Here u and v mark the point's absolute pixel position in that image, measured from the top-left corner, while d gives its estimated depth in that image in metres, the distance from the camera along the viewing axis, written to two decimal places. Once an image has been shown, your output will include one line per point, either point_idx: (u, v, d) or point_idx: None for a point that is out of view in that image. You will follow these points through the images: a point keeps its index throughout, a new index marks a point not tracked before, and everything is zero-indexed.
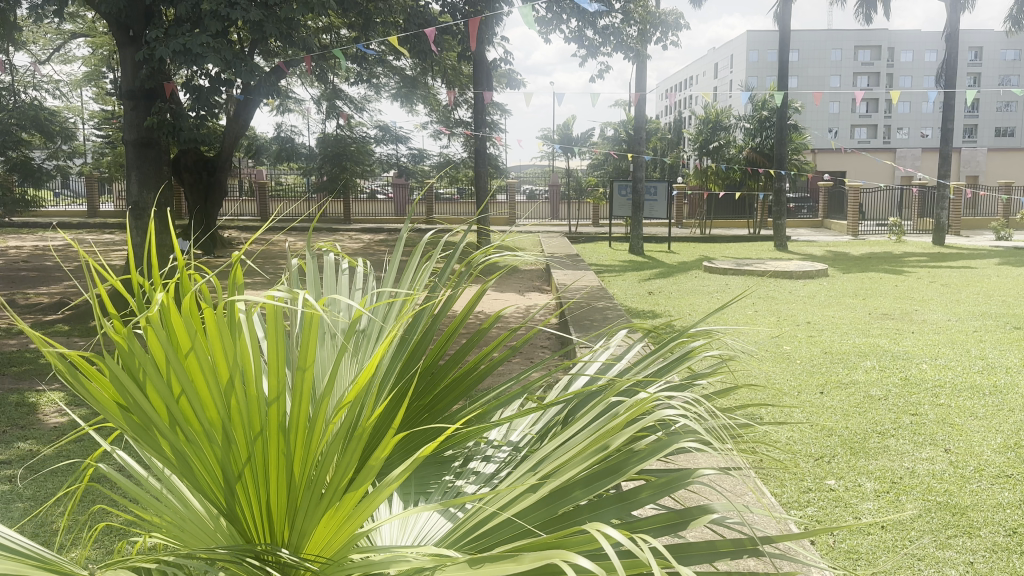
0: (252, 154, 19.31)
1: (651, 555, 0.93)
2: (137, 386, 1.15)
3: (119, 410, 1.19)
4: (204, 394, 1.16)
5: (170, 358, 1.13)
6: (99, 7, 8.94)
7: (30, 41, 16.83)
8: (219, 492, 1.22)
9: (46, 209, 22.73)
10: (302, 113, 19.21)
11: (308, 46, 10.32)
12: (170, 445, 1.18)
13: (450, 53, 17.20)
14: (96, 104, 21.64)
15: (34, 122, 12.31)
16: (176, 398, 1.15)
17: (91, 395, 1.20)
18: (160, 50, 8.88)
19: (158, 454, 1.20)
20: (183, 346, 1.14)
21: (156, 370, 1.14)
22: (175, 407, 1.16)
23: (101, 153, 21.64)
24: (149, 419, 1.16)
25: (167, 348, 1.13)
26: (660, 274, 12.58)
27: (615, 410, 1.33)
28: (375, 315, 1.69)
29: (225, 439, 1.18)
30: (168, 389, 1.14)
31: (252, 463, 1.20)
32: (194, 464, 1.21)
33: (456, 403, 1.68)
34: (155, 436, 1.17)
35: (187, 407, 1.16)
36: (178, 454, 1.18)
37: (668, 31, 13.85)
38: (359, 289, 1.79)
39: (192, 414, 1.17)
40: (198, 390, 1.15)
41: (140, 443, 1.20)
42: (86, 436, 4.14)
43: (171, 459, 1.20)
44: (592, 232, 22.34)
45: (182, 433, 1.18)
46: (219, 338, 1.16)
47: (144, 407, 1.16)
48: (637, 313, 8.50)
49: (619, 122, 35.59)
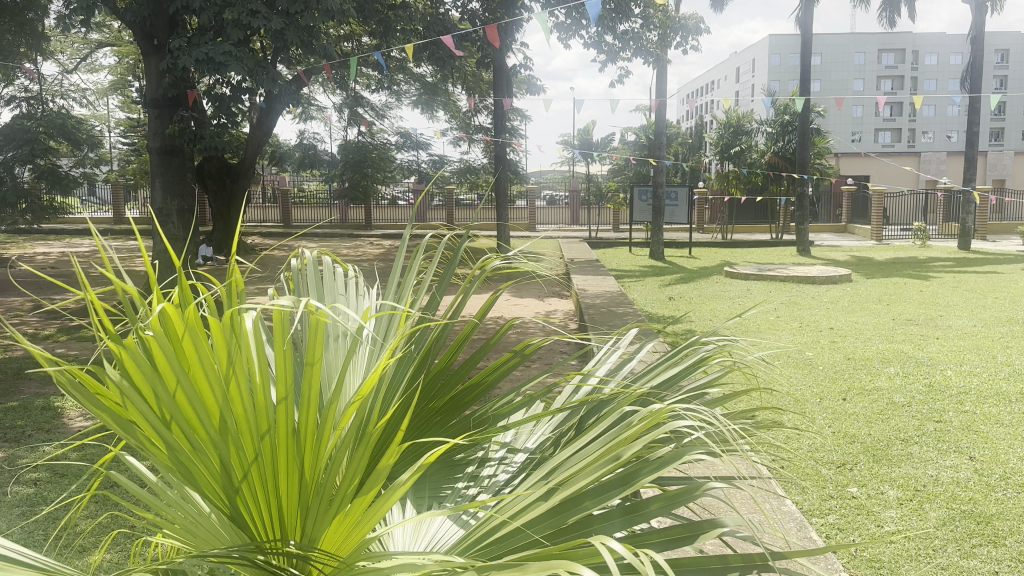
0: (275, 161, 19.52)
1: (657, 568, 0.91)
2: (140, 395, 1.15)
3: (122, 419, 1.19)
4: (207, 401, 1.16)
5: (174, 366, 1.13)
6: (124, 17, 9.10)
7: (58, 51, 17.16)
8: (225, 499, 1.22)
9: (74, 216, 23.13)
10: (324, 120, 19.40)
11: (329, 53, 10.40)
12: (175, 453, 1.18)
13: (471, 60, 17.27)
14: (122, 112, 21.98)
15: (61, 130, 12.52)
16: (179, 404, 1.15)
17: (94, 407, 1.20)
18: (183, 59, 9.00)
19: (164, 462, 1.20)
20: (189, 356, 1.14)
21: (160, 377, 1.14)
22: (181, 415, 1.16)
23: (127, 160, 21.97)
24: (155, 429, 1.17)
25: (171, 358, 1.13)
26: (682, 279, 12.55)
27: (629, 420, 1.32)
28: (380, 323, 1.68)
29: (232, 446, 1.18)
30: (172, 397, 1.14)
31: (259, 471, 1.21)
32: (200, 470, 1.20)
33: (469, 408, 1.68)
34: (163, 447, 1.18)
35: (190, 414, 1.16)
36: (185, 461, 1.18)
37: (689, 36, 13.80)
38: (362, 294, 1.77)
39: (196, 421, 1.16)
40: (200, 397, 1.15)
41: (147, 453, 1.20)
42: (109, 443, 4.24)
43: (176, 465, 1.20)
44: (612, 237, 22.32)
45: (186, 440, 1.18)
46: (225, 349, 1.16)
47: (148, 414, 1.16)
48: (657, 319, 8.48)
49: (640, 127, 35.58)
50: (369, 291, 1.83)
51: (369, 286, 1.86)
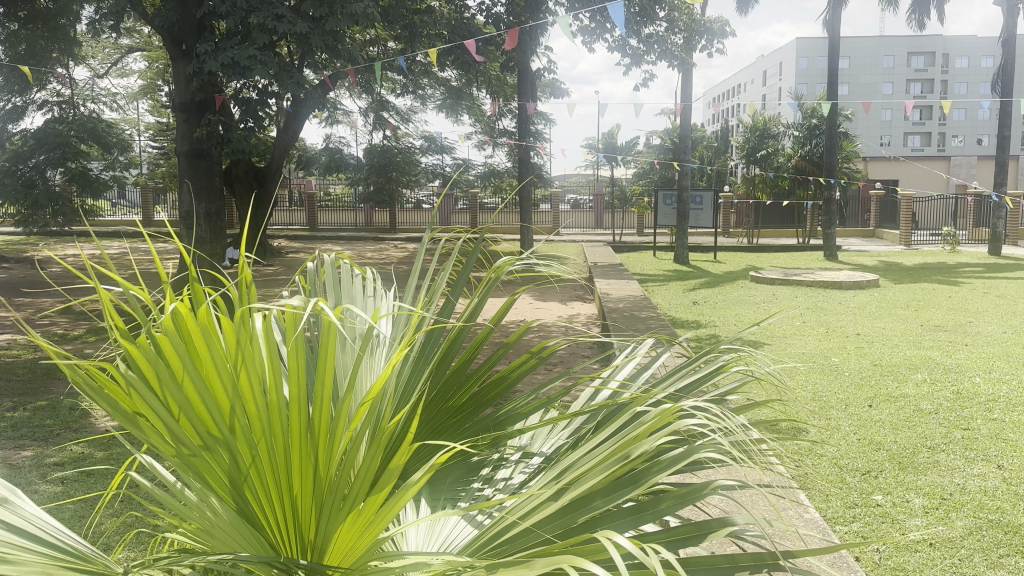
0: (301, 165, 19.72)
1: (660, 563, 0.91)
2: (152, 391, 1.17)
3: (133, 417, 1.20)
4: (219, 400, 1.17)
5: (186, 365, 1.14)
6: (153, 21, 9.33)
7: (90, 56, 17.49)
8: (236, 495, 1.23)
9: (105, 218, 23.58)
10: (350, 124, 19.56)
11: (353, 57, 10.46)
12: (188, 451, 1.19)
13: (495, 64, 17.32)
14: (153, 116, 22.34)
15: (92, 134, 12.77)
16: (192, 403, 1.16)
17: (105, 404, 1.20)
18: (209, 63, 9.13)
19: (177, 460, 1.21)
20: (200, 353, 1.15)
21: (173, 375, 1.15)
22: (192, 411, 1.17)
23: (157, 163, 22.34)
24: (165, 424, 1.17)
25: (183, 356, 1.14)
26: (706, 284, 12.47)
27: (640, 421, 1.31)
28: (390, 327, 1.68)
29: (243, 443, 1.19)
30: (184, 396, 1.16)
31: (271, 466, 1.21)
32: (213, 469, 1.21)
33: (486, 409, 1.67)
34: (175, 443, 1.19)
35: (201, 412, 1.17)
36: (198, 457, 1.19)
37: (714, 39, 13.73)
38: (374, 296, 1.78)
39: (206, 418, 1.17)
40: (213, 397, 1.16)
41: (158, 451, 1.21)
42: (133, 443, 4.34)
43: (190, 464, 1.22)
44: (636, 241, 22.24)
45: (199, 440, 1.19)
46: (236, 345, 1.17)
47: (159, 412, 1.17)
48: (681, 323, 8.45)
49: (665, 130, 35.45)
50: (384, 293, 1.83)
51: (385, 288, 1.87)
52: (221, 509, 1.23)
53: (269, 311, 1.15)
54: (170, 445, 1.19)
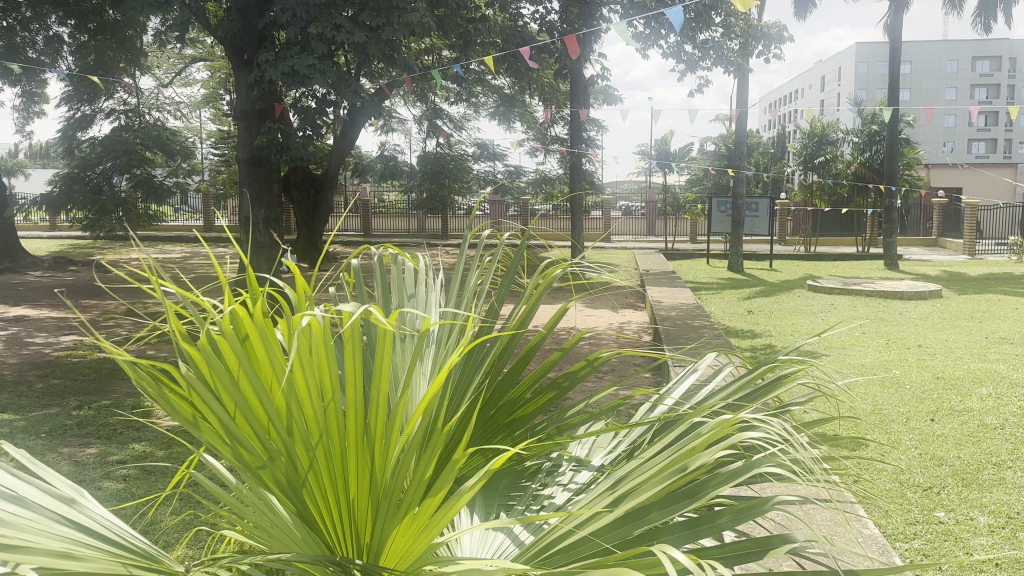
0: (356, 172, 20.06)
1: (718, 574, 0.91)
2: (214, 393, 1.20)
3: (195, 418, 1.23)
4: (278, 402, 1.19)
5: (245, 369, 1.17)
6: (217, 32, 9.62)
7: (156, 66, 18.10)
8: (293, 497, 1.25)
9: (168, 224, 24.36)
10: (404, 131, 19.81)
11: (409, 66, 10.60)
12: (248, 452, 1.22)
13: (548, 71, 17.35)
14: (214, 125, 23.00)
15: (157, 141, 13.25)
16: (252, 405, 1.19)
17: (169, 405, 1.24)
18: (270, 72, 9.35)
19: (237, 461, 1.24)
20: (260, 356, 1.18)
21: (233, 378, 1.18)
22: (251, 415, 1.19)
23: (217, 170, 22.97)
24: (227, 426, 1.20)
25: (243, 359, 1.17)
26: (761, 293, 12.26)
27: (698, 432, 1.30)
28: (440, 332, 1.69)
29: (300, 445, 1.21)
30: (244, 398, 1.19)
31: (327, 469, 1.24)
32: (271, 471, 1.24)
33: (539, 417, 1.68)
34: (233, 443, 1.22)
35: (261, 414, 1.20)
36: (257, 459, 1.22)
37: (771, 44, 13.53)
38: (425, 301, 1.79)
39: (265, 420, 1.20)
40: (272, 399, 1.19)
41: (218, 452, 1.24)
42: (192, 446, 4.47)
43: (250, 466, 1.24)
44: (689, 249, 22.00)
45: (258, 441, 1.22)
46: (293, 347, 1.19)
47: (221, 415, 1.20)
48: (734, 332, 8.32)
49: (720, 137, 35.03)
50: (439, 285, 1.85)
51: (442, 280, 1.88)
52: (280, 510, 1.25)
53: (326, 315, 1.18)
54: (231, 445, 1.22)
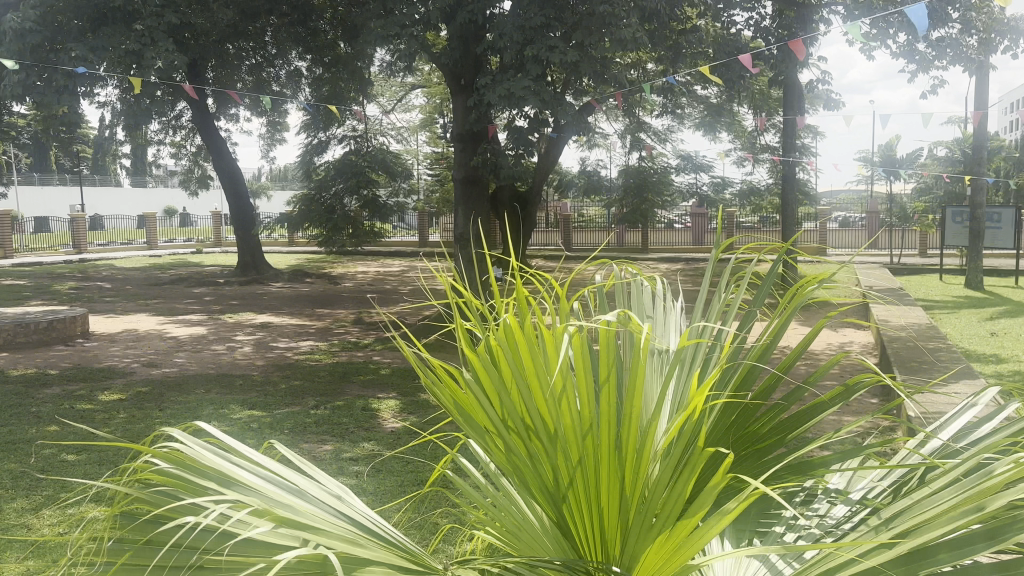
0: (561, 188, 20.50)
1: None
2: (488, 399, 1.30)
3: (471, 416, 1.35)
4: (541, 413, 1.25)
5: (515, 377, 1.25)
6: (440, 60, 10.28)
7: (381, 95, 19.68)
8: (554, 504, 1.30)
9: (388, 240, 26.33)
10: (608, 147, 19.93)
11: (620, 82, 10.62)
12: (514, 456, 1.30)
13: (760, 79, 16.66)
14: (429, 146, 24.54)
15: (380, 163, 14.36)
16: (519, 412, 1.27)
17: (449, 401, 1.37)
18: (488, 96, 9.79)
19: (506, 464, 1.32)
20: (526, 365, 1.24)
21: (503, 385, 1.27)
22: (519, 420, 1.27)
23: (432, 189, 24.49)
24: (499, 430, 1.30)
25: (512, 367, 1.25)
26: (1008, 313, 10.93)
27: (987, 472, 1.17)
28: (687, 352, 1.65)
29: (560, 454, 1.26)
30: (512, 402, 1.27)
31: (584, 485, 1.27)
32: (534, 480, 1.30)
33: (783, 444, 1.58)
34: (505, 446, 1.31)
35: (528, 421, 1.27)
36: (524, 466, 1.29)
37: (1021, 37, 12.08)
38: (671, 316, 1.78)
39: (531, 429, 1.27)
40: (537, 409, 1.25)
41: (493, 453, 1.34)
42: (416, 460, 4.82)
43: (515, 469, 1.32)
44: (917, 263, 20.11)
45: (523, 447, 1.29)
46: (557, 358, 1.25)
47: (494, 417, 1.29)
48: (974, 357, 7.49)
49: (953, 139, 31.80)
50: (678, 305, 1.81)
51: (679, 301, 1.84)
52: (539, 514, 1.32)
53: (590, 327, 1.22)
54: (501, 445, 1.31)
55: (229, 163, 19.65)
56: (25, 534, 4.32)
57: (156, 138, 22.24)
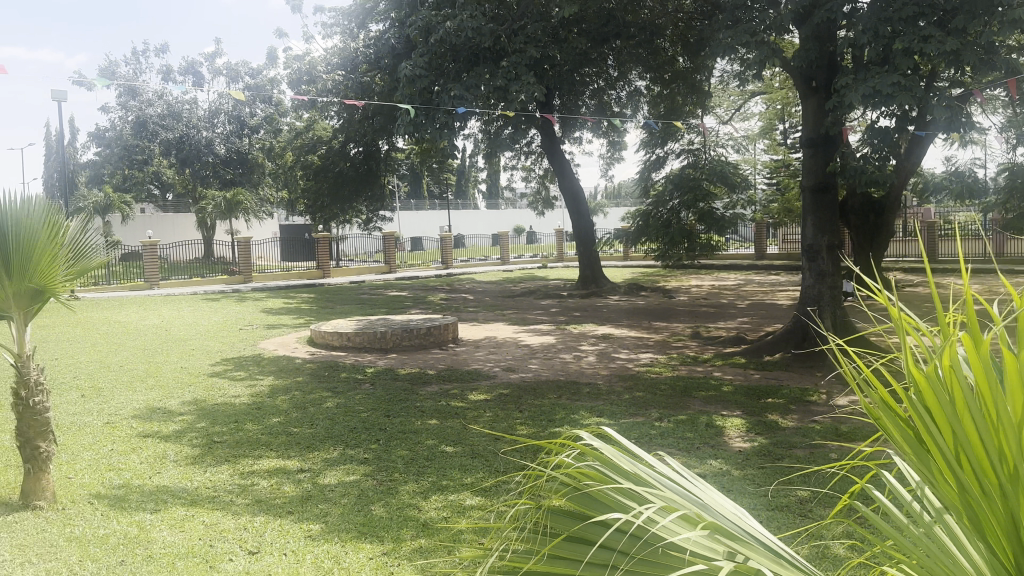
0: (925, 193, 18.34)
1: None
2: (936, 426, 1.32)
3: (913, 443, 1.38)
4: (1001, 446, 1.24)
5: (973, 409, 1.25)
6: (794, 62, 9.80)
7: (720, 105, 19.42)
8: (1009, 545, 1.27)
9: (725, 253, 25.83)
10: (986, 143, 17.35)
11: (1010, 67, 9.17)
12: (965, 491, 1.30)
13: None
14: (769, 155, 23.61)
15: (720, 174, 14.13)
16: (976, 443, 1.26)
17: (889, 424, 1.40)
18: (849, 97, 9.07)
19: (952, 495, 1.33)
20: (989, 391, 1.24)
21: (956, 414, 1.27)
22: (974, 454, 1.27)
23: (772, 200, 23.51)
24: (950, 463, 1.30)
25: (970, 399, 1.26)
26: None
27: None
28: None
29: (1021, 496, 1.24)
30: (966, 433, 1.27)
31: None
32: (984, 517, 1.29)
33: None
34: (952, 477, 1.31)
35: (982, 456, 1.26)
36: (975, 501, 1.29)
37: None
38: None
39: (986, 463, 1.26)
40: (996, 441, 1.24)
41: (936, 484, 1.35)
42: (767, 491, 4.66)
43: (962, 505, 1.31)
44: None
45: (976, 482, 1.29)
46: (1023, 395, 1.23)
47: (946, 448, 1.30)
48: None
49: None
50: None
51: None
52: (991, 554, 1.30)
53: None
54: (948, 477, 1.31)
55: (572, 184, 20.83)
56: (416, 513, 4.99)
57: (510, 163, 24.43)
